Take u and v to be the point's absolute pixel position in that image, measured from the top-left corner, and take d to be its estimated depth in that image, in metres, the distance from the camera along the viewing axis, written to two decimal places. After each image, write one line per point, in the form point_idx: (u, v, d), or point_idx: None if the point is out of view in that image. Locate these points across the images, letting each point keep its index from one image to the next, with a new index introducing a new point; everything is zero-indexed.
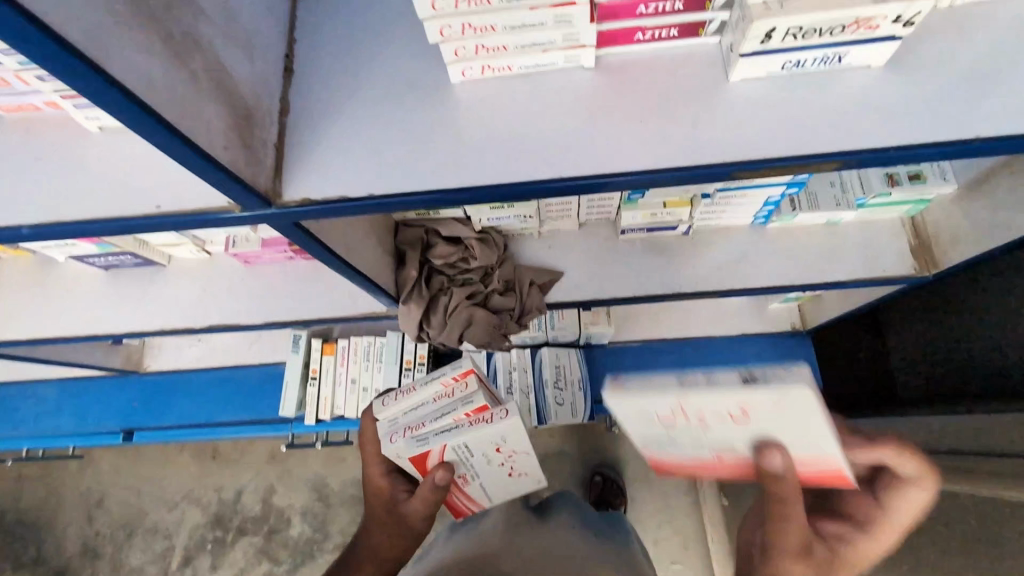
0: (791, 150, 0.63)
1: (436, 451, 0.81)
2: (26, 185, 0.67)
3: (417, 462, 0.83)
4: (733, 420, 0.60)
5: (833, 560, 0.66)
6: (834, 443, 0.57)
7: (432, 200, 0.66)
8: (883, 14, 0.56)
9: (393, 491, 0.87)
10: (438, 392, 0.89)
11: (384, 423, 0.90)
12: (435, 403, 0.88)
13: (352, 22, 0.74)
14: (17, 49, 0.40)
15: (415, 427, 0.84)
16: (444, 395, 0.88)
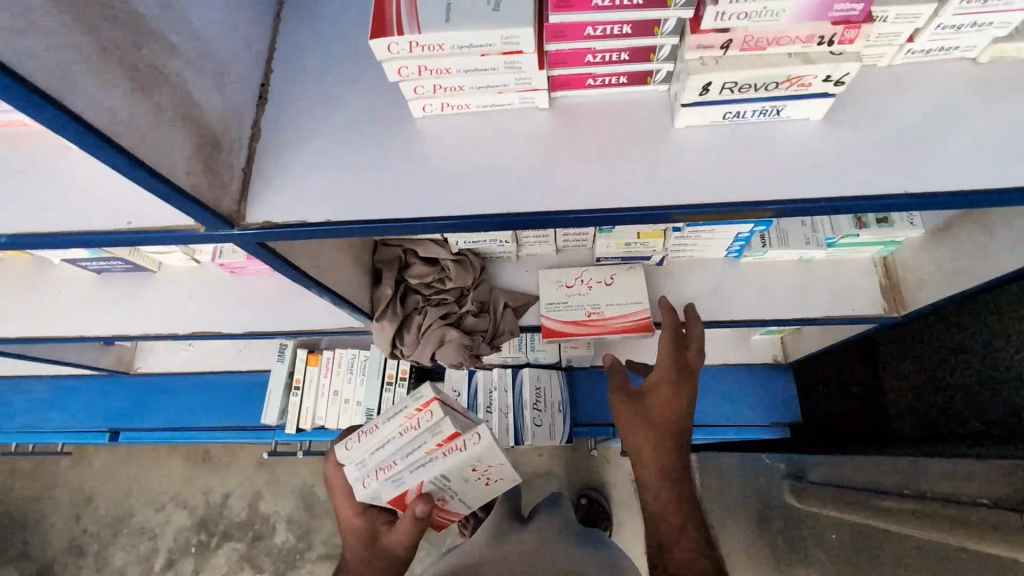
0: (732, 196, 0.65)
1: (416, 487, 0.82)
2: (9, 196, 0.71)
3: (397, 497, 0.84)
4: (605, 284, 1.24)
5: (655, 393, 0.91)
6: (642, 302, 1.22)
7: (386, 227, 0.68)
8: (812, 73, 0.60)
9: (371, 525, 0.88)
10: (401, 426, 0.83)
11: (352, 466, 0.86)
12: (399, 438, 0.83)
13: (327, 54, 0.78)
14: None
15: (388, 468, 0.82)
16: (409, 429, 0.82)
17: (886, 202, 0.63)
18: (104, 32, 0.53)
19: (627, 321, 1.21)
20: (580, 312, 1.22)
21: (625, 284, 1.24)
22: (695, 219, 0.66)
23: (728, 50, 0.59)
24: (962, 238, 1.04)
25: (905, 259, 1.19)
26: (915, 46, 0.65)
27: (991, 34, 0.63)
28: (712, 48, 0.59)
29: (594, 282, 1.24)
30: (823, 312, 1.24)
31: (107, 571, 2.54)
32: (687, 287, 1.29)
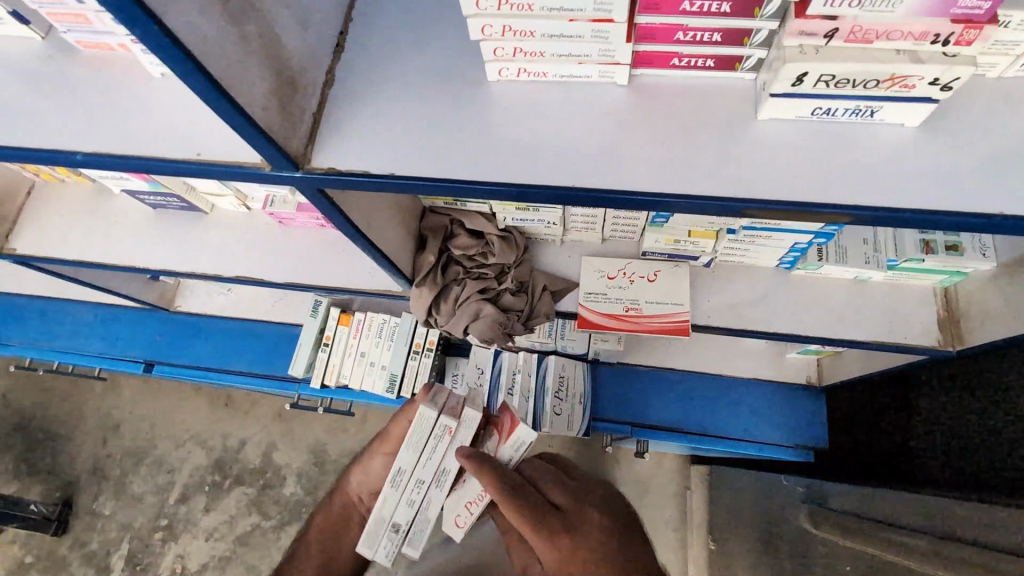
0: (810, 195, 0.62)
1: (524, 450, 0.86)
2: (95, 119, 0.74)
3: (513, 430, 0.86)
4: (648, 278, 1.22)
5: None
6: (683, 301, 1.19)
7: (444, 186, 0.68)
8: (919, 74, 0.56)
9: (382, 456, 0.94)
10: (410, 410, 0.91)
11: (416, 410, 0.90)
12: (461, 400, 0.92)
13: (406, 8, 0.77)
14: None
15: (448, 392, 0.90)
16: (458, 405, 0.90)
17: (972, 222, 0.59)
18: None
19: (663, 320, 1.19)
20: (617, 306, 1.21)
21: (669, 280, 1.22)
22: (766, 215, 0.64)
23: (831, 40, 0.56)
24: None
25: (969, 293, 1.13)
26: None
27: None
28: (815, 36, 0.56)
29: (636, 276, 1.22)
30: (872, 337, 1.19)
31: (125, 496, 2.65)
32: (731, 293, 1.26)
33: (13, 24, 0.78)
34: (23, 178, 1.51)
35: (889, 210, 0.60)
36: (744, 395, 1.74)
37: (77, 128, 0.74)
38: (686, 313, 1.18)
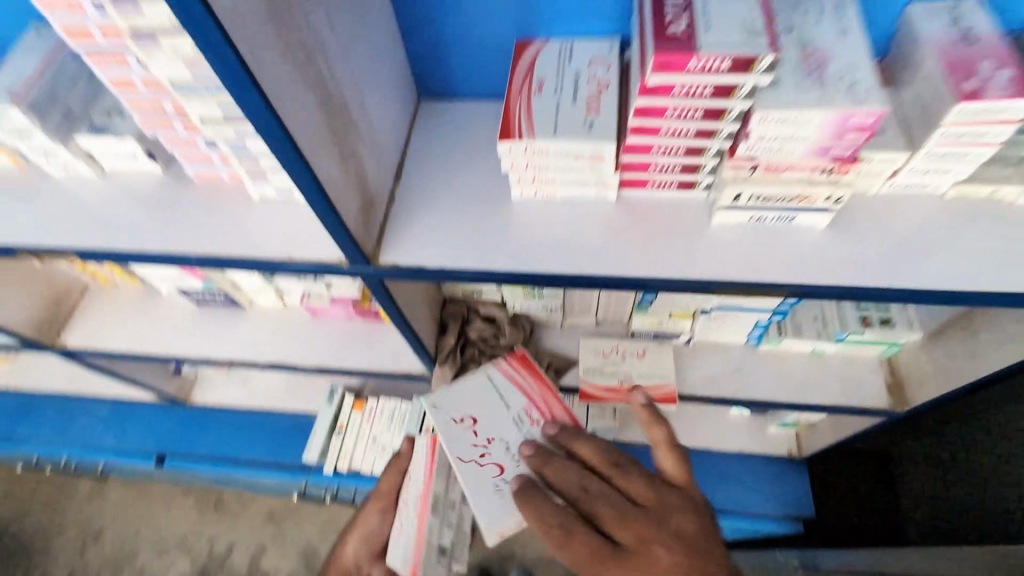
0: (756, 277, 0.84)
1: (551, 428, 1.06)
2: (211, 230, 0.98)
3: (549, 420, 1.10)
4: (639, 355, 1.40)
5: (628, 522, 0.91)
6: (670, 373, 1.37)
7: (481, 275, 0.88)
8: (818, 194, 0.81)
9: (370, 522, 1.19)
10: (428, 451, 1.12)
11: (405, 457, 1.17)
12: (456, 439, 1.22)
13: (449, 147, 1.02)
14: (280, 159, 0.67)
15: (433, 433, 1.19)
16: None
17: (874, 294, 0.81)
18: (342, 126, 0.77)
19: (653, 391, 1.36)
20: (613, 379, 1.38)
21: (656, 358, 1.40)
22: (724, 292, 0.85)
23: (755, 171, 0.81)
24: (955, 341, 1.21)
25: (908, 361, 1.34)
26: (899, 181, 0.85)
27: (950, 178, 0.84)
28: (743, 168, 0.81)
29: (629, 352, 1.41)
30: (834, 401, 1.38)
31: None
32: (710, 367, 1.45)
33: (145, 161, 1.03)
34: (78, 282, 1.71)
35: (813, 286, 0.82)
36: (731, 467, 1.88)
37: (197, 238, 0.97)
38: (671, 386, 1.36)
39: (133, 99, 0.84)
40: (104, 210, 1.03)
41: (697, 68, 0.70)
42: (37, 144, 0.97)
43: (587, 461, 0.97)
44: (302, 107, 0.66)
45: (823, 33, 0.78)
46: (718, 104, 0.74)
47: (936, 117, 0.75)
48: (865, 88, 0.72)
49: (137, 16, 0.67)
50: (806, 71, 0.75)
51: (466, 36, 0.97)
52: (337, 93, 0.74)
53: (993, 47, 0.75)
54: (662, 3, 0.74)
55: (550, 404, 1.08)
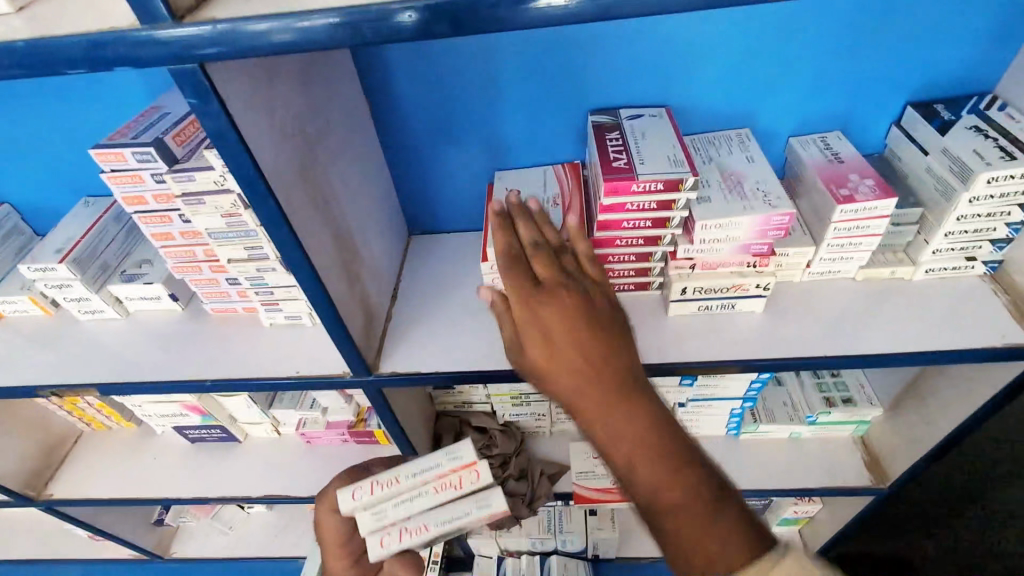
0: (711, 357, 0.97)
1: None
2: (225, 357, 1.09)
3: None
4: None
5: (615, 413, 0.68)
6: None
7: (472, 375, 0.98)
8: (748, 282, 0.97)
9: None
10: (444, 479, 0.89)
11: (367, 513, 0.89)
12: (427, 487, 0.89)
13: (437, 271, 1.18)
14: (301, 284, 0.80)
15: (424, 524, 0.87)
16: (446, 487, 0.89)
17: (814, 363, 0.94)
18: (349, 256, 0.92)
19: None
20: (605, 480, 1.43)
21: None
22: (688, 372, 0.97)
23: (694, 268, 0.97)
24: (911, 415, 1.32)
25: (877, 438, 1.43)
26: (814, 269, 1.03)
27: (855, 263, 1.01)
28: (683, 267, 0.97)
29: None
30: (819, 484, 1.42)
31: None
32: None
33: (168, 302, 1.16)
34: (74, 428, 1.72)
35: (762, 361, 0.95)
36: None
37: (212, 366, 1.07)
38: None
39: (168, 248, 0.97)
40: (124, 345, 1.13)
41: (639, 190, 0.87)
42: (72, 292, 1.10)
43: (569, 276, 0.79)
44: (319, 240, 0.81)
45: (736, 160, 0.98)
46: (662, 214, 0.90)
47: (826, 216, 0.94)
48: (776, 196, 0.90)
49: (189, 182, 0.83)
50: (728, 188, 0.93)
51: (447, 181, 1.18)
52: (345, 229, 0.90)
53: (856, 164, 0.97)
54: (604, 146, 0.93)
55: (573, 198, 1.02)
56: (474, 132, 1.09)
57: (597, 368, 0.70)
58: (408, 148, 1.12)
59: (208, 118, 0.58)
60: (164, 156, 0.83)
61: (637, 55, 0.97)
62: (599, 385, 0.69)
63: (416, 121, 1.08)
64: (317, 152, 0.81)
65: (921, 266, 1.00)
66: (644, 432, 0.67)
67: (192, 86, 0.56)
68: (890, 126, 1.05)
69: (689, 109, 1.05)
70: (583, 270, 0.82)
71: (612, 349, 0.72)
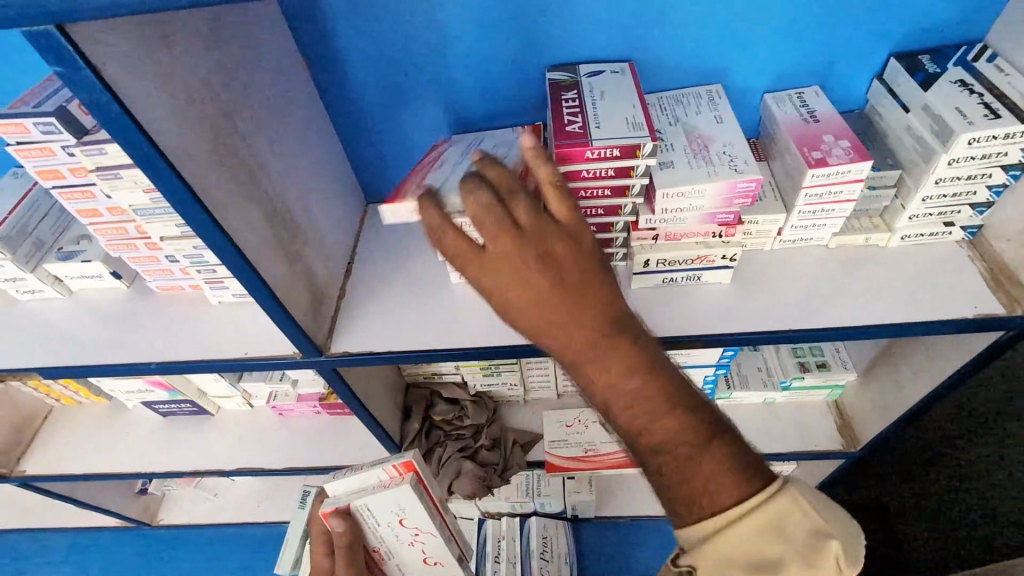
0: (672, 331, 0.93)
1: None
2: (171, 338, 1.04)
3: None
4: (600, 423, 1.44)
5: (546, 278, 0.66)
6: None
7: (425, 353, 0.95)
8: (714, 253, 0.92)
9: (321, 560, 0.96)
10: (386, 476, 0.93)
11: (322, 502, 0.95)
12: (375, 485, 0.93)
13: (394, 242, 1.12)
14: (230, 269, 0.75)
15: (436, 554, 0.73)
16: (387, 483, 0.92)
17: (779, 337, 0.90)
18: (286, 232, 0.85)
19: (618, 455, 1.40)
20: (578, 448, 1.42)
21: None
22: (650, 348, 0.93)
23: (657, 239, 0.92)
24: (885, 380, 1.30)
25: (851, 402, 1.41)
26: (786, 237, 0.97)
27: (829, 231, 0.96)
28: (646, 238, 0.92)
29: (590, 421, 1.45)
30: (790, 448, 1.42)
31: None
32: None
33: (111, 279, 1.10)
34: (43, 404, 1.69)
35: (724, 335, 0.91)
36: None
37: (158, 346, 1.03)
38: None
39: (97, 225, 0.91)
40: (67, 324, 1.08)
41: (595, 156, 0.80)
42: (5, 273, 1.03)
43: (524, 202, 0.67)
44: (247, 220, 0.75)
45: (703, 120, 0.91)
46: (621, 183, 0.84)
47: (797, 181, 0.88)
48: (744, 160, 0.84)
49: (101, 156, 0.78)
50: (693, 151, 0.86)
51: (401, 146, 1.10)
52: (280, 204, 0.84)
53: (832, 123, 0.90)
54: (559, 107, 0.86)
55: None
56: (424, 92, 1.01)
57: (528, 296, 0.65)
58: (354, 110, 1.04)
59: (81, 86, 0.53)
60: (71, 128, 0.76)
61: (597, 3, 0.89)
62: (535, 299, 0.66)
63: (359, 82, 0.99)
64: (237, 121, 0.74)
65: (896, 233, 0.95)
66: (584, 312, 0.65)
67: (52, 52, 0.50)
68: (872, 80, 0.97)
69: (657, 64, 0.97)
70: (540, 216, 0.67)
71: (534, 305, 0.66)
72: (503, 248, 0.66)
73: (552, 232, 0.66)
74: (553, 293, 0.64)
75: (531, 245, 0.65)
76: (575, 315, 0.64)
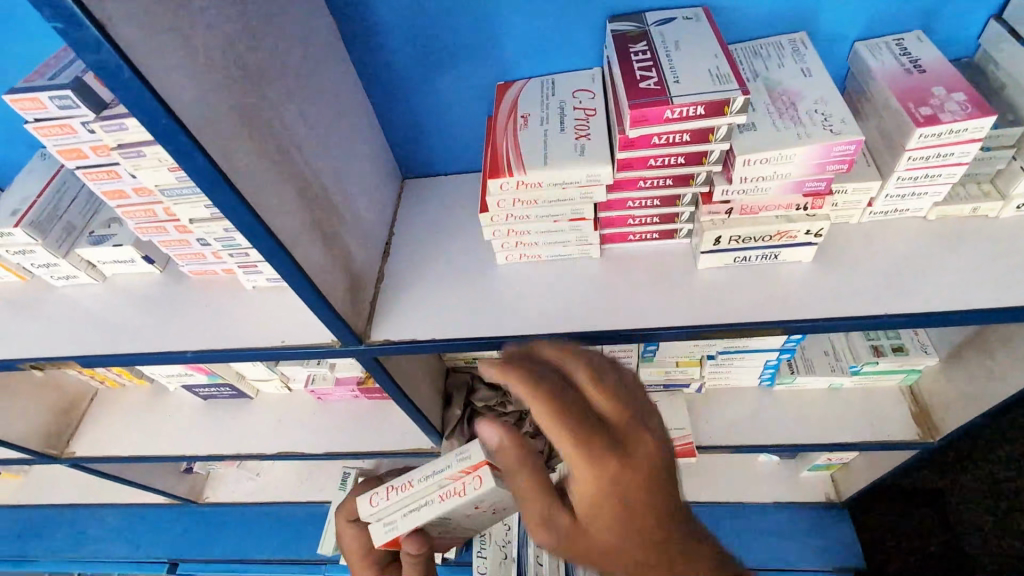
0: (746, 317, 0.83)
1: None
2: (205, 325, 1.00)
3: None
4: None
5: (605, 500, 0.54)
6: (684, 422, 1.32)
7: (473, 342, 0.87)
8: (795, 229, 0.81)
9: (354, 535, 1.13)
10: (449, 482, 0.84)
11: (385, 523, 0.88)
12: (438, 497, 0.85)
13: (434, 221, 1.05)
14: (263, 255, 0.69)
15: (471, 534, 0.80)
16: (453, 491, 0.83)
17: (870, 324, 0.79)
18: (320, 217, 0.78)
19: None
20: None
21: (669, 409, 1.35)
22: (721, 335, 0.84)
23: (731, 214, 0.82)
24: (974, 365, 1.17)
25: (929, 388, 1.29)
26: (877, 208, 0.86)
27: (929, 200, 0.84)
28: (718, 212, 0.82)
29: None
30: (860, 438, 1.31)
31: None
32: (725, 413, 1.40)
33: (143, 264, 1.06)
34: (89, 387, 1.71)
35: (807, 320, 0.80)
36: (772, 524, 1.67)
37: (193, 334, 0.99)
38: (689, 436, 1.30)
39: (125, 208, 0.85)
40: (101, 311, 1.05)
41: (673, 117, 0.70)
42: (37, 258, 1.00)
43: (599, 395, 0.57)
44: (280, 200, 0.68)
45: (789, 74, 0.80)
46: (697, 149, 0.74)
47: (900, 143, 0.76)
48: (841, 119, 0.73)
49: (122, 132, 0.71)
50: (779, 110, 0.75)
51: (440, 115, 1.02)
52: (315, 181, 0.77)
53: (943, 73, 0.77)
54: (627, 62, 0.75)
55: None
56: (465, 52, 0.91)
57: (594, 512, 0.54)
58: (390, 76, 0.95)
59: (86, 50, 0.46)
60: (89, 101, 0.70)
61: None
62: (602, 516, 0.54)
63: (396, 43, 0.90)
64: (266, 88, 0.66)
65: (1011, 201, 0.82)
66: (641, 524, 0.53)
67: (51, 7, 0.43)
68: (988, 21, 0.83)
69: (731, 10, 0.85)
70: (619, 413, 0.56)
71: (601, 523, 0.54)
72: (630, 435, 0.56)
73: (628, 437, 0.55)
74: (630, 516, 0.53)
75: (666, 439, 0.56)
76: (629, 532, 0.53)
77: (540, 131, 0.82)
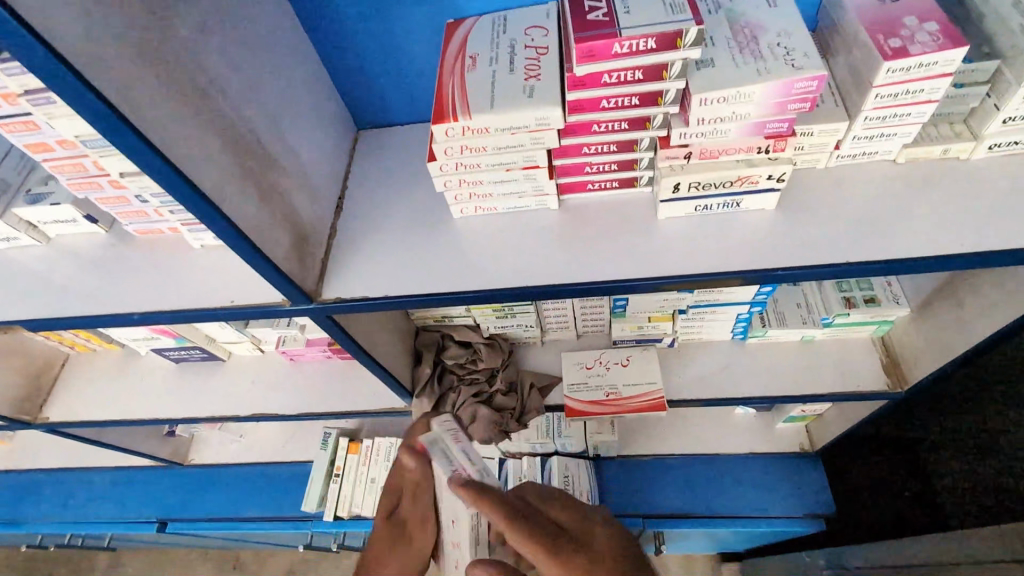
0: (706, 268, 0.80)
1: None
2: (154, 285, 0.96)
3: None
4: (624, 364, 1.33)
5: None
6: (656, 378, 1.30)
7: (429, 298, 0.84)
8: (757, 174, 0.77)
9: None
10: None
11: None
12: None
13: (388, 174, 1.00)
14: (189, 209, 0.65)
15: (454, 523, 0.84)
16: None
17: (833, 272, 0.76)
18: (253, 168, 0.73)
19: (641, 399, 1.28)
20: (598, 393, 1.30)
21: (641, 363, 1.33)
22: (681, 287, 0.81)
23: (689, 159, 0.78)
24: (946, 314, 1.16)
25: (900, 338, 1.28)
26: (844, 151, 0.82)
27: (900, 141, 0.79)
28: (676, 157, 0.78)
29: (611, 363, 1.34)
30: (831, 389, 1.30)
31: None
32: (697, 366, 1.40)
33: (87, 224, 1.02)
34: (59, 352, 1.68)
35: (769, 270, 0.77)
36: (747, 474, 1.69)
37: (141, 295, 0.95)
38: (659, 391, 1.28)
39: (51, 162, 0.81)
40: (47, 273, 1.01)
41: (623, 51, 0.65)
42: None
43: (557, 504, 0.69)
44: (201, 148, 0.64)
45: (752, 5, 0.74)
46: (650, 89, 0.69)
47: (867, 80, 0.72)
48: (804, 53, 0.68)
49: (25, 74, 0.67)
50: (739, 45, 0.71)
51: (390, 59, 0.96)
52: (245, 128, 0.72)
53: (915, 3, 0.72)
54: None
55: None
56: None
57: None
58: (332, 16, 0.89)
59: None
60: None
61: None
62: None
63: None
64: (175, 24, 0.61)
65: (983, 141, 0.78)
66: None
67: None
68: None
69: None
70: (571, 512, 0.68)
71: None
72: (583, 532, 0.63)
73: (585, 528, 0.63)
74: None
75: (608, 521, 0.65)
76: None
77: (488, 72, 0.77)
